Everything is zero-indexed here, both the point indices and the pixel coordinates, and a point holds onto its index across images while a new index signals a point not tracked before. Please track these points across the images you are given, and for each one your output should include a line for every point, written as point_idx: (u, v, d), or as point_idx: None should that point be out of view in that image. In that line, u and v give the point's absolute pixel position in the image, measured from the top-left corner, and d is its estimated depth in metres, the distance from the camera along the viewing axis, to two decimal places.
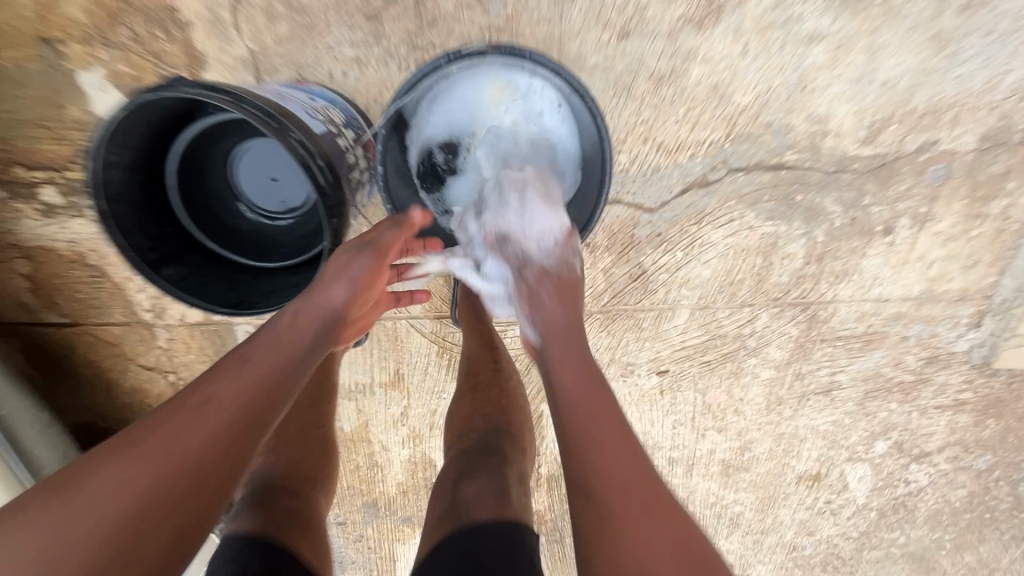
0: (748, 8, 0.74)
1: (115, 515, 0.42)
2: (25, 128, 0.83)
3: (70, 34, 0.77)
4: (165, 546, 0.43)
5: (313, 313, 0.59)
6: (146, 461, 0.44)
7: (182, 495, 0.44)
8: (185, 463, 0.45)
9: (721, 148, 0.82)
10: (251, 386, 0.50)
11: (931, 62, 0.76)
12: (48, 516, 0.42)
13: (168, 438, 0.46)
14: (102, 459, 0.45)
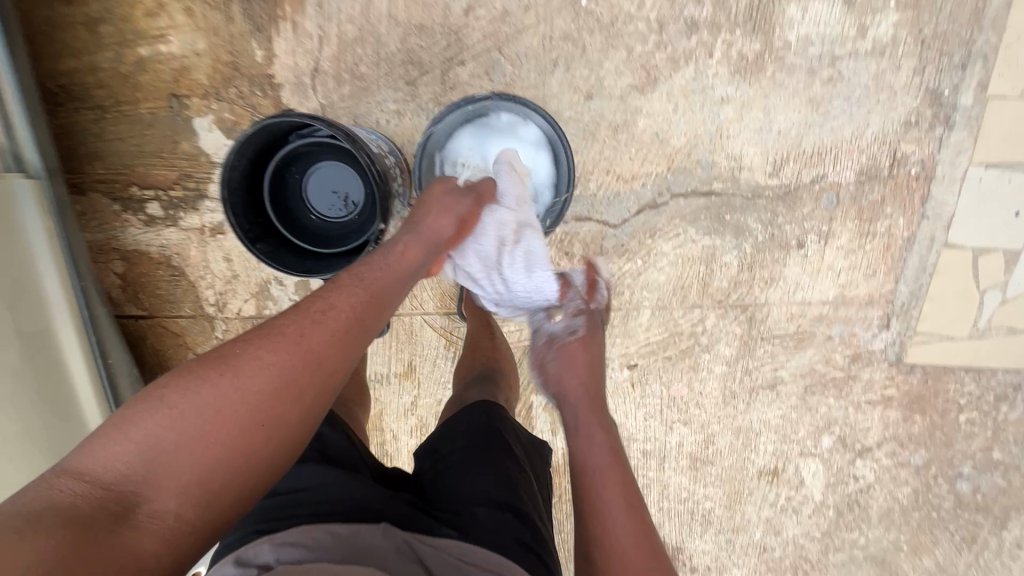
0: (676, 79, 1.04)
1: (256, 386, 0.59)
2: (146, 157, 1.12)
3: (194, 91, 1.07)
4: (295, 408, 0.61)
5: (405, 253, 0.79)
6: (287, 340, 0.63)
7: (301, 378, 0.62)
8: (306, 355, 0.63)
9: (664, 178, 1.10)
10: (355, 304, 0.70)
11: (810, 118, 1.05)
12: (213, 379, 0.59)
13: (293, 335, 0.63)
14: (244, 345, 0.62)
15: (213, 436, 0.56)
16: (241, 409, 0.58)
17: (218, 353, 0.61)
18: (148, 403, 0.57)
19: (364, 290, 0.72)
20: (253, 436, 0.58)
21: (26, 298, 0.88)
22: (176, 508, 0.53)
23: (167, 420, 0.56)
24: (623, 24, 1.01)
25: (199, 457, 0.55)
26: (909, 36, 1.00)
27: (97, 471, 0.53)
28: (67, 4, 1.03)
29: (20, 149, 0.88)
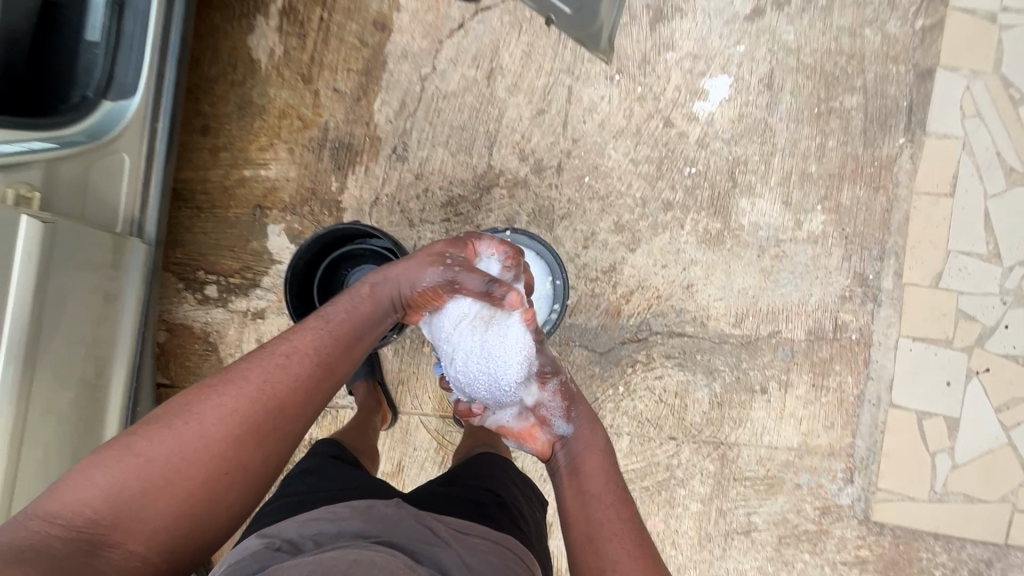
0: (655, 241, 1.31)
1: (219, 433, 0.66)
2: (217, 249, 1.36)
3: (276, 205, 1.35)
4: (259, 450, 0.68)
5: (383, 288, 0.87)
6: (255, 384, 0.70)
7: (264, 423, 0.69)
8: (269, 402, 0.70)
9: (643, 317, 1.31)
10: (323, 347, 0.77)
11: (763, 283, 1.30)
12: (178, 423, 0.66)
13: (256, 384, 0.70)
14: (204, 394, 0.68)
15: (171, 484, 0.63)
16: (204, 456, 0.65)
17: (178, 405, 0.67)
18: (109, 453, 0.63)
19: (331, 333, 0.79)
20: (210, 480, 0.65)
21: (98, 350, 1.01)
22: (136, 551, 0.59)
23: (136, 466, 0.62)
24: (615, 197, 1.31)
25: (156, 502, 0.62)
26: (835, 231, 1.29)
27: (66, 515, 0.58)
28: (202, 135, 1.36)
29: (144, 223, 1.09)
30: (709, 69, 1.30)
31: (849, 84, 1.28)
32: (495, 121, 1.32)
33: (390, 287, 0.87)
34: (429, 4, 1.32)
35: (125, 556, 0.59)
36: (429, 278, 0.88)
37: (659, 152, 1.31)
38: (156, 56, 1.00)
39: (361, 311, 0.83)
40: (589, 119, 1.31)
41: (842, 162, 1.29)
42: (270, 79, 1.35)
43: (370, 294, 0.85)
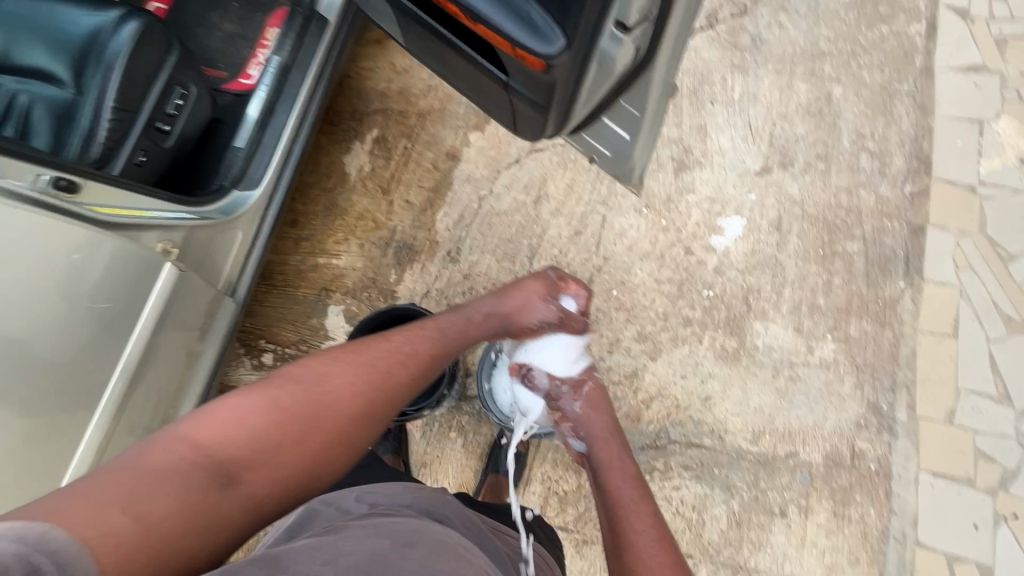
0: (674, 353, 1.42)
1: (345, 399, 0.75)
2: (280, 322, 1.53)
3: (340, 289, 1.54)
4: (371, 428, 0.77)
5: (488, 319, 1.05)
6: (385, 369, 0.81)
7: (383, 405, 0.79)
8: (390, 388, 0.81)
9: (662, 425, 1.37)
10: (435, 354, 0.90)
11: (779, 403, 1.36)
12: (319, 387, 0.74)
13: (385, 367, 0.82)
14: (338, 362, 0.78)
15: (299, 434, 0.70)
16: (333, 421, 0.73)
17: (318, 370, 0.76)
18: (258, 399, 0.70)
19: (439, 338, 0.94)
20: (329, 438, 0.73)
21: (168, 402, 1.10)
22: (257, 492, 0.65)
23: (278, 415, 0.69)
24: (639, 310, 1.45)
25: (287, 450, 0.68)
26: (846, 360, 1.38)
27: (210, 449, 0.64)
28: (291, 226, 1.61)
29: (238, 286, 1.22)
30: (725, 210, 1.51)
31: (849, 232, 1.47)
32: (537, 236, 1.54)
33: (494, 318, 1.06)
34: (493, 142, 1.61)
35: (249, 495, 0.64)
36: (534, 314, 1.12)
37: (680, 275, 1.47)
38: (280, 159, 1.23)
39: (466, 326, 1.00)
40: (619, 242, 1.51)
41: (847, 298, 1.42)
42: (355, 188, 1.62)
43: (479, 319, 1.03)
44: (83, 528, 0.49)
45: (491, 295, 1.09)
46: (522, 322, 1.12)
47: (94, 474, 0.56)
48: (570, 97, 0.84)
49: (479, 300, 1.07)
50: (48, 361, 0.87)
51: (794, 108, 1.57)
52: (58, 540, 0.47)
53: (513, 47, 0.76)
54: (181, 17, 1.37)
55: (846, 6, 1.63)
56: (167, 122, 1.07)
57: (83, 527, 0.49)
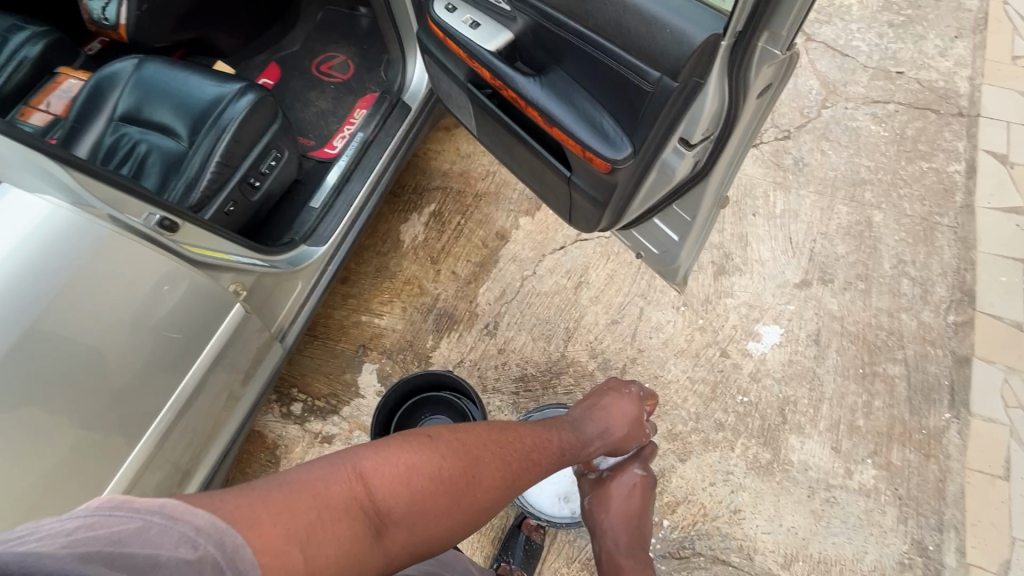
0: (704, 457, 1.38)
1: (481, 486, 0.79)
2: (314, 373, 1.57)
3: (378, 349, 1.58)
4: (489, 515, 0.82)
5: (608, 437, 1.06)
6: (516, 467, 0.85)
7: (503, 499, 0.83)
8: (514, 486, 0.85)
9: (687, 533, 1.31)
10: (552, 459, 0.93)
11: (815, 527, 1.29)
12: (467, 467, 0.78)
13: (516, 466, 0.85)
14: (482, 448, 0.81)
15: (435, 507, 0.74)
16: (466, 502, 0.77)
17: (470, 450, 0.80)
18: (420, 461, 0.75)
19: (558, 447, 0.95)
20: (457, 517, 0.76)
21: (201, 440, 1.12)
22: (392, 551, 0.69)
23: (429, 483, 0.74)
24: (670, 407, 1.43)
25: (425, 519, 0.73)
26: (888, 489, 1.31)
27: (373, 495, 0.69)
28: (341, 284, 1.69)
29: (288, 333, 1.27)
30: (763, 317, 1.52)
31: (890, 354, 1.45)
32: (575, 320, 1.56)
33: (608, 442, 1.06)
34: (542, 227, 1.70)
35: (385, 554, 0.68)
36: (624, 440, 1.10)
37: (714, 376, 1.46)
38: (348, 221, 1.33)
39: (580, 441, 1.01)
40: (655, 336, 1.52)
41: (889, 422, 1.38)
42: (407, 255, 1.71)
43: (597, 441, 1.04)
44: (269, 558, 0.55)
45: (613, 410, 1.09)
46: (626, 444, 1.09)
47: (280, 492, 0.62)
48: (629, 198, 0.91)
49: (589, 416, 1.07)
50: (107, 383, 0.91)
51: (834, 228, 1.63)
52: (244, 560, 0.53)
53: (583, 150, 0.83)
54: (283, 93, 1.56)
55: (886, 140, 1.74)
56: (258, 179, 1.19)
57: (271, 555, 0.55)
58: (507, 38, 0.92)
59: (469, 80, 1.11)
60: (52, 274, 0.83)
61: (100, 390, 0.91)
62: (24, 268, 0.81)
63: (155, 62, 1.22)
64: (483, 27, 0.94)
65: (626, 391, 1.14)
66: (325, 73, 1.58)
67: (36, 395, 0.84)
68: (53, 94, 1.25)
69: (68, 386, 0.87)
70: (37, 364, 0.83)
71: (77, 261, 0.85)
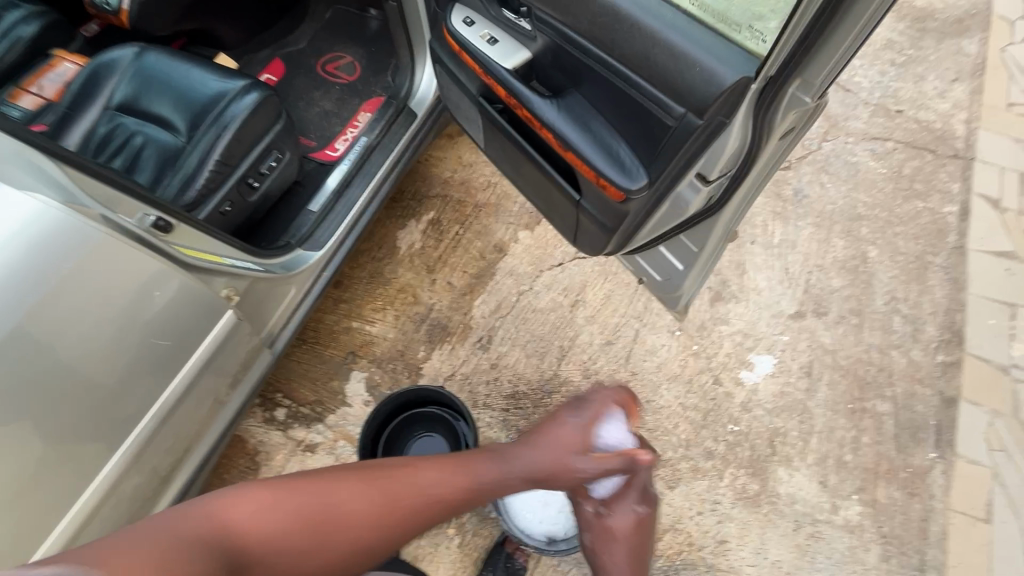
0: (693, 485, 1.37)
1: (364, 525, 0.70)
2: (301, 378, 1.53)
3: (367, 357, 1.55)
4: (378, 553, 0.72)
5: (542, 480, 0.83)
6: (412, 506, 0.73)
7: (395, 540, 0.73)
8: (408, 526, 0.73)
9: (673, 562, 1.30)
10: (466, 498, 0.78)
11: (798, 561, 1.30)
12: (342, 501, 0.69)
13: (413, 505, 0.73)
14: (365, 485, 0.72)
15: (284, 554, 0.66)
16: (342, 540, 0.69)
17: (351, 485, 0.71)
18: (287, 496, 0.68)
19: (478, 485, 0.79)
20: (332, 556, 0.69)
21: (183, 448, 1.08)
22: None
23: (291, 519, 0.67)
24: (661, 432, 1.43)
25: (288, 555, 0.66)
26: (872, 526, 1.32)
27: (228, 529, 0.63)
28: (333, 287, 1.65)
29: (278, 338, 1.23)
30: (756, 346, 1.53)
31: (880, 391, 1.47)
32: (570, 338, 1.55)
33: (552, 482, 0.83)
34: (541, 242, 1.69)
35: None
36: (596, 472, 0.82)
37: (706, 404, 1.46)
38: (346, 227, 1.30)
39: (511, 478, 0.81)
40: (649, 359, 1.51)
41: (876, 458, 1.39)
42: (402, 262, 1.68)
43: (536, 483, 0.83)
44: None
45: (570, 442, 0.82)
46: (578, 483, 0.86)
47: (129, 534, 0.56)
48: (638, 226, 0.90)
49: (530, 443, 0.83)
50: (90, 384, 0.87)
51: (829, 261, 1.64)
52: None
53: (597, 176, 0.82)
54: (286, 90, 1.53)
55: (884, 177, 1.76)
56: (257, 179, 1.15)
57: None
58: (525, 57, 0.91)
59: (480, 94, 1.09)
60: (38, 274, 0.79)
61: (82, 392, 0.87)
62: (5, 267, 0.76)
63: (155, 52, 1.18)
64: (500, 44, 0.92)
65: (599, 390, 0.89)
66: (331, 72, 1.55)
67: (14, 400, 0.80)
68: (46, 77, 1.21)
69: (48, 390, 0.83)
70: (13, 367, 0.79)
71: (68, 260, 0.81)
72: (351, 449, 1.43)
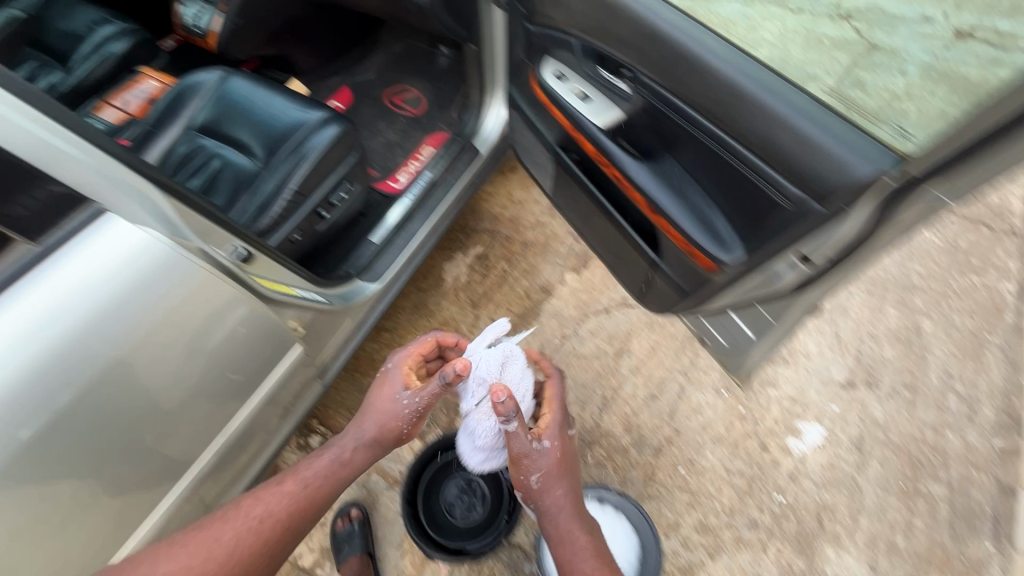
0: (736, 557, 1.32)
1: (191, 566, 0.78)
2: (337, 406, 1.50)
3: None
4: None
5: (333, 454, 0.99)
6: (233, 530, 0.84)
7: (235, 561, 0.81)
8: (240, 543, 0.83)
9: None
10: (291, 499, 0.91)
11: None
12: (154, 558, 0.78)
13: (238, 530, 0.84)
14: (184, 546, 0.80)
15: None
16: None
17: (160, 552, 0.80)
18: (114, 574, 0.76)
19: (290, 489, 0.92)
20: None
21: (231, 475, 1.10)
22: None
23: None
24: (705, 496, 1.38)
25: None
26: None
27: None
28: None
29: (329, 367, 1.22)
30: (805, 414, 1.48)
31: (933, 472, 1.41)
32: (613, 388, 1.52)
33: (366, 449, 1.00)
34: (587, 286, 1.68)
35: None
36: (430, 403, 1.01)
37: (752, 470, 1.41)
38: (404, 261, 1.30)
39: (328, 472, 0.97)
40: (694, 418, 1.47)
41: (929, 545, 1.33)
42: (447, 295, 1.68)
43: (349, 455, 0.99)
44: None
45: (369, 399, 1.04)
46: (391, 429, 1.00)
47: None
48: (716, 295, 0.89)
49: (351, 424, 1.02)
50: (163, 411, 0.86)
51: (881, 330, 1.61)
52: None
53: (690, 245, 0.83)
54: (352, 119, 1.55)
55: (939, 248, 1.73)
56: (326, 209, 1.16)
57: None
58: (616, 116, 0.91)
59: (559, 143, 1.09)
60: (133, 311, 0.75)
61: (159, 422, 0.86)
62: (103, 307, 0.72)
63: (240, 77, 1.20)
64: (593, 102, 0.93)
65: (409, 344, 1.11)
66: (397, 104, 1.57)
67: (99, 436, 0.79)
68: (130, 93, 1.25)
69: (129, 424, 0.82)
70: (102, 401, 0.77)
71: (165, 298, 0.78)
72: (383, 484, 1.38)
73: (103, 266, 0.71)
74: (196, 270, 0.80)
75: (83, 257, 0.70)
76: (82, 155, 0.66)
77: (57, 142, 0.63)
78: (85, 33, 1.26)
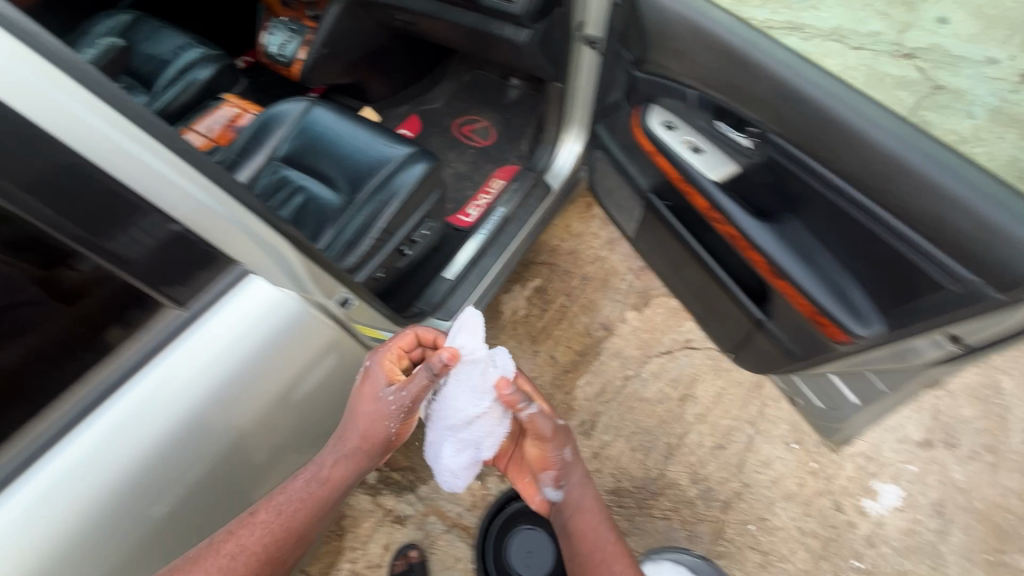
0: None
1: None
2: None
3: None
4: None
5: (310, 474, 0.85)
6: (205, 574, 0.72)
7: None
8: None
9: None
10: (269, 529, 0.79)
11: None
12: None
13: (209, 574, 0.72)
14: None
15: None
16: None
17: None
18: None
19: (269, 514, 0.80)
20: None
21: None
22: None
23: None
24: (776, 558, 1.32)
25: None
26: None
27: None
28: None
29: None
30: (880, 473, 1.41)
31: (1020, 544, 1.33)
32: (678, 435, 1.46)
33: (350, 462, 0.86)
34: (648, 325, 1.63)
35: None
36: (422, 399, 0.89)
37: (827, 532, 1.34)
38: (477, 299, 1.27)
39: (307, 492, 0.83)
40: (763, 471, 1.41)
41: None
42: (505, 328, 1.64)
43: (329, 477, 0.85)
44: None
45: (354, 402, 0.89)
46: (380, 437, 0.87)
47: None
48: (832, 360, 0.84)
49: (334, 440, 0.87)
50: (257, 463, 0.83)
51: (959, 386, 1.52)
52: None
53: (818, 313, 0.78)
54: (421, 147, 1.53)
55: None
56: (408, 246, 1.14)
57: None
58: (733, 171, 0.88)
59: (654, 190, 1.05)
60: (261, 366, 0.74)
61: (252, 474, 0.84)
62: (241, 361, 0.71)
63: (324, 108, 1.19)
64: (706, 154, 0.89)
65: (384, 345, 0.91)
66: (466, 135, 1.55)
67: (203, 491, 0.75)
68: (208, 120, 1.26)
69: (230, 478, 0.79)
70: (216, 456, 0.74)
71: (289, 351, 0.76)
72: (441, 526, 1.33)
73: (248, 319, 0.70)
74: (316, 321, 0.79)
75: (233, 311, 0.69)
76: (206, 197, 0.62)
77: (183, 183, 0.59)
78: (170, 58, 1.26)
